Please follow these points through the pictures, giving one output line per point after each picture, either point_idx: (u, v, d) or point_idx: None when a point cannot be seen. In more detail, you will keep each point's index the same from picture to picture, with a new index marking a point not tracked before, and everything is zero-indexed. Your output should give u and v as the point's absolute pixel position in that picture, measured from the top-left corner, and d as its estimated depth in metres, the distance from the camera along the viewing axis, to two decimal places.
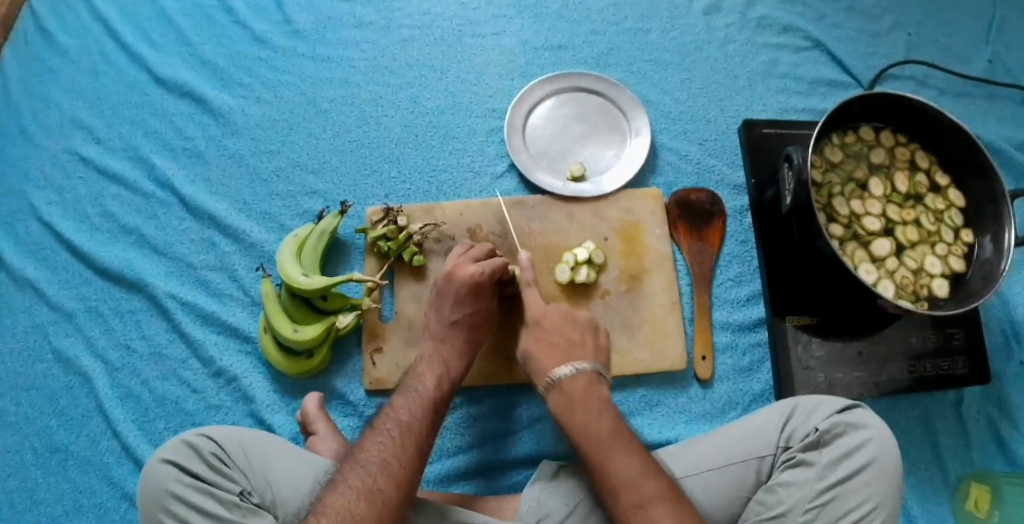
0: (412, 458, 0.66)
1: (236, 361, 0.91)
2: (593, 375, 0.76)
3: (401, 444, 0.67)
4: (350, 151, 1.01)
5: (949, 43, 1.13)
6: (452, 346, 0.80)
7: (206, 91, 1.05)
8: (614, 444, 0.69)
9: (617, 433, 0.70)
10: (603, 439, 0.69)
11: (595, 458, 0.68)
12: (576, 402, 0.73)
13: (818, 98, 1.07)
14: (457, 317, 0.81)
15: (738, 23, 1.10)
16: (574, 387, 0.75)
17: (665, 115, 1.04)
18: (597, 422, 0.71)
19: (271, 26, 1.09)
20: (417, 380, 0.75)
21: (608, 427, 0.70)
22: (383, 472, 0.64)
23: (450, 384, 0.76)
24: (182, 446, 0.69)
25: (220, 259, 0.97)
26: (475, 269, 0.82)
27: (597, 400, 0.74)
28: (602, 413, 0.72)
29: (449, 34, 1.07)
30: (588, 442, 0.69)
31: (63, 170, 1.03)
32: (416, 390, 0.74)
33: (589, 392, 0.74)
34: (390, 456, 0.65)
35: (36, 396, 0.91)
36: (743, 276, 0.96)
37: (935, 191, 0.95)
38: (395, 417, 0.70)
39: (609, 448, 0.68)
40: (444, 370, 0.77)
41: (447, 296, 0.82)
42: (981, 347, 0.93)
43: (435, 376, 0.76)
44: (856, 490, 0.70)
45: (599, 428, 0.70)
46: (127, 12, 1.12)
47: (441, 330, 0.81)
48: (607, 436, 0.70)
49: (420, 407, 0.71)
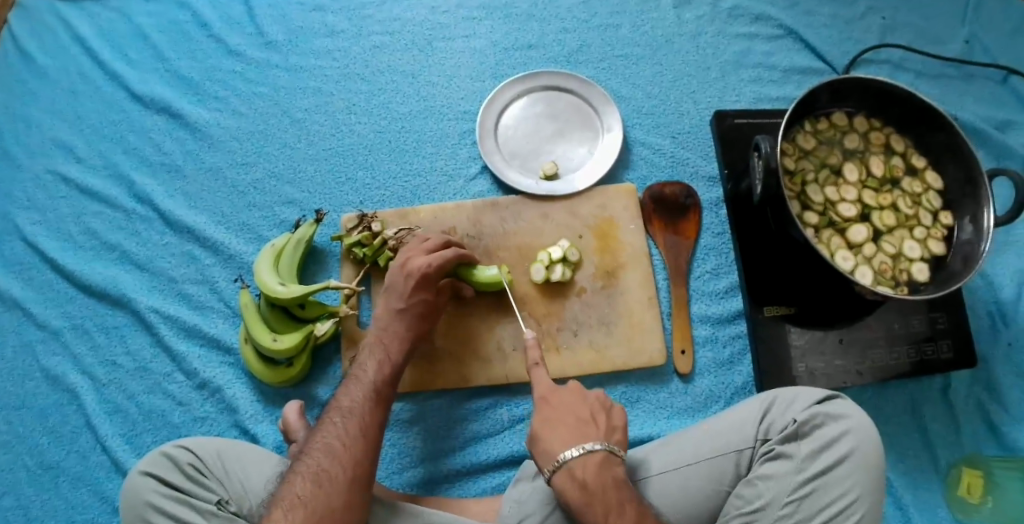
0: (355, 437, 0.67)
1: (219, 372, 0.92)
2: (592, 402, 0.73)
3: (343, 427, 0.68)
4: (325, 160, 1.02)
5: (924, 24, 1.13)
6: (393, 334, 0.78)
7: (182, 106, 1.06)
8: (603, 486, 0.66)
9: (608, 471, 0.67)
10: (592, 479, 0.66)
11: (583, 503, 0.65)
12: (569, 434, 0.69)
13: (792, 86, 1.07)
14: (404, 305, 0.79)
15: (709, 14, 1.10)
16: (567, 417, 0.71)
17: (638, 110, 1.04)
18: (587, 461, 0.67)
19: (244, 39, 1.10)
20: (359, 368, 0.75)
21: (600, 463, 0.67)
22: (326, 455, 0.65)
23: (394, 367, 0.76)
24: (161, 458, 0.72)
25: (201, 272, 0.97)
26: (425, 262, 0.81)
27: (591, 430, 0.70)
28: (596, 447, 0.68)
29: (420, 39, 1.08)
30: (576, 485, 0.66)
31: (45, 190, 1.04)
32: (357, 377, 0.74)
33: (585, 422, 0.70)
34: (332, 439, 0.67)
35: (26, 415, 0.93)
36: (721, 268, 0.96)
37: (912, 173, 0.95)
38: (338, 405, 0.71)
39: (598, 493, 0.65)
40: (383, 355, 0.76)
41: (396, 286, 0.81)
42: (965, 330, 0.93)
43: (377, 361, 0.75)
44: (837, 481, 0.71)
45: (588, 468, 0.67)
46: (104, 31, 1.13)
47: (388, 318, 0.79)
48: (598, 476, 0.66)
49: (362, 391, 0.72)
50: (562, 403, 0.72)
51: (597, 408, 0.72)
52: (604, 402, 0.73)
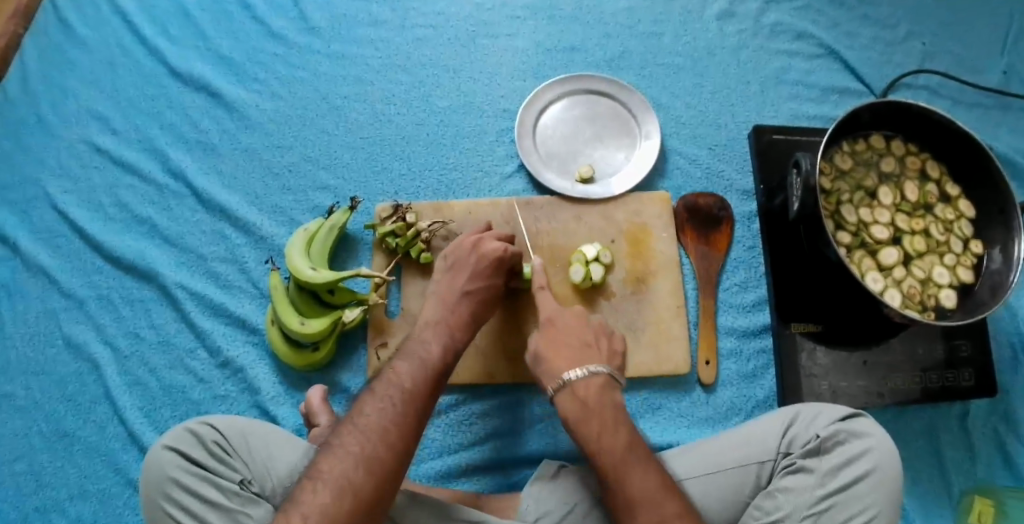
0: (412, 425, 0.66)
1: (243, 352, 0.93)
2: (594, 329, 0.78)
3: (401, 411, 0.66)
4: (361, 148, 1.02)
5: (964, 53, 1.13)
6: (460, 316, 0.78)
7: (221, 85, 1.07)
8: (603, 405, 0.70)
9: (607, 394, 0.71)
10: (593, 400, 0.70)
11: (581, 419, 0.69)
12: (574, 356, 0.74)
13: (830, 106, 1.07)
14: (470, 289, 0.80)
15: (751, 28, 1.10)
16: (570, 342, 0.76)
17: (675, 120, 1.04)
18: (589, 383, 0.71)
19: (287, 23, 1.10)
20: (422, 348, 0.73)
21: (600, 387, 0.71)
22: (382, 440, 0.63)
23: (454, 356, 0.75)
24: (185, 433, 0.72)
25: (231, 251, 0.98)
26: (500, 246, 0.84)
27: (594, 355, 0.75)
28: (598, 369, 0.72)
29: (463, 34, 1.08)
30: (577, 402, 0.70)
31: (78, 159, 1.05)
32: (420, 358, 0.72)
33: (588, 345, 0.76)
34: (389, 423, 0.65)
35: (46, 382, 0.93)
36: (749, 282, 0.96)
37: (946, 200, 0.95)
38: (396, 383, 0.69)
39: (596, 409, 0.69)
40: (449, 338, 0.76)
41: (466, 266, 0.82)
42: (989, 359, 0.93)
43: (440, 345, 0.74)
44: (856, 498, 0.70)
45: (589, 388, 0.71)
46: (146, 5, 1.14)
47: (453, 299, 0.79)
48: (598, 397, 0.70)
49: (422, 376, 0.70)
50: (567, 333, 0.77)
51: (601, 335, 0.78)
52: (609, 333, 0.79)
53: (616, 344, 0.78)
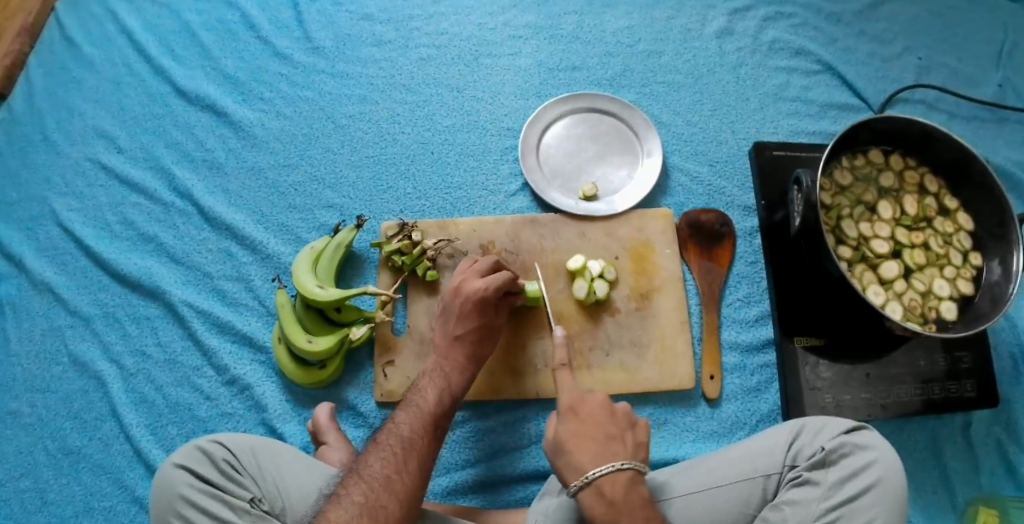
0: (414, 473, 0.68)
1: (250, 370, 0.93)
2: (618, 419, 0.73)
3: (403, 460, 0.68)
4: (367, 167, 1.03)
5: (960, 67, 1.15)
6: (453, 361, 0.80)
7: (227, 104, 1.08)
8: (631, 507, 0.66)
9: (634, 491, 0.67)
10: (620, 500, 0.66)
11: (612, 519, 0.65)
12: (597, 451, 0.69)
13: (828, 121, 1.08)
14: (460, 332, 0.82)
15: (750, 46, 1.12)
16: (592, 432, 0.71)
17: (677, 136, 1.05)
18: (614, 479, 0.67)
19: (292, 42, 1.11)
20: (418, 396, 0.76)
21: (628, 482, 0.68)
22: (387, 489, 0.66)
23: (451, 401, 0.77)
24: (195, 451, 0.73)
25: (237, 269, 0.98)
26: (481, 285, 0.83)
27: (619, 448, 0.70)
28: (624, 466, 0.68)
29: (466, 54, 1.09)
30: (604, 500, 0.66)
31: (84, 177, 1.06)
32: (418, 406, 0.74)
33: (612, 438, 0.71)
34: (392, 472, 0.67)
35: (51, 400, 0.93)
36: (752, 296, 0.97)
37: (944, 214, 0.96)
38: (397, 432, 0.71)
39: (625, 509, 0.66)
40: (444, 384, 0.78)
41: (452, 312, 0.83)
42: (989, 371, 0.94)
43: (437, 392, 0.76)
44: (861, 510, 0.72)
45: (617, 486, 0.67)
46: (151, 25, 1.15)
47: (445, 345, 0.81)
48: (626, 494, 0.67)
49: (423, 424, 0.72)
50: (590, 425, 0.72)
51: (622, 424, 0.73)
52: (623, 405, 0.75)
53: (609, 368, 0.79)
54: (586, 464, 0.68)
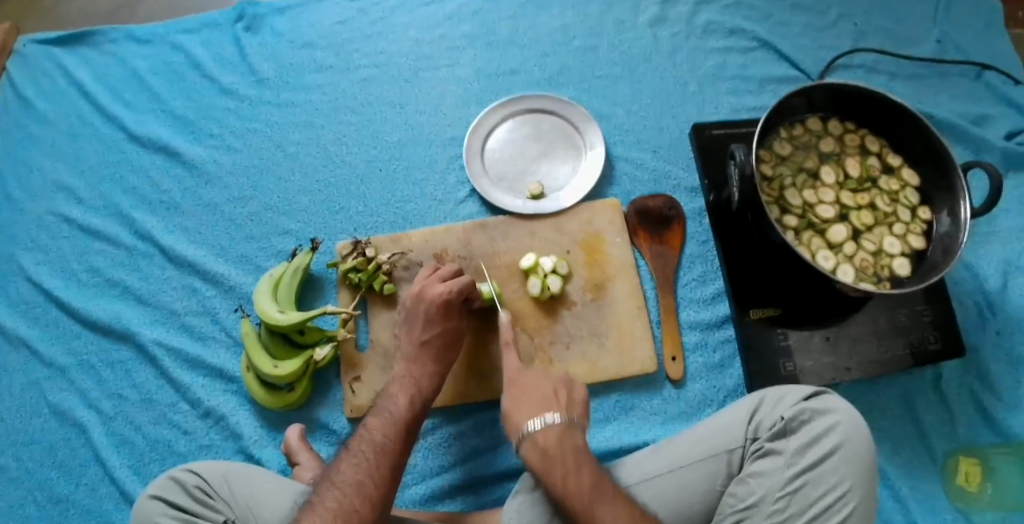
0: (387, 476, 0.69)
1: (223, 400, 0.95)
2: (556, 379, 0.77)
3: (375, 465, 0.69)
4: (319, 191, 1.05)
5: (895, 28, 1.16)
6: (423, 366, 0.82)
7: (179, 144, 1.10)
8: (562, 451, 0.70)
9: (569, 438, 0.72)
10: (553, 446, 0.71)
11: (545, 469, 0.70)
12: (535, 409, 0.74)
13: (768, 95, 1.10)
14: (427, 337, 0.83)
15: (684, 31, 1.14)
16: (530, 395, 0.76)
17: (618, 127, 1.07)
18: (548, 432, 0.72)
19: (237, 77, 1.14)
20: (390, 402, 0.77)
21: (561, 432, 0.72)
22: (359, 494, 0.66)
23: (422, 404, 0.78)
24: (169, 481, 0.75)
25: (202, 304, 1.00)
26: (443, 288, 0.85)
27: (553, 403, 0.75)
28: (554, 418, 0.73)
29: (406, 70, 1.12)
30: (538, 453, 0.71)
31: (47, 230, 1.08)
32: (389, 411, 0.76)
33: (549, 398, 0.75)
34: (365, 477, 0.68)
35: (35, 451, 0.95)
36: (707, 275, 0.98)
37: (888, 172, 0.98)
38: (368, 439, 0.72)
39: (557, 457, 0.70)
40: (415, 390, 0.79)
41: (417, 317, 0.84)
42: (950, 321, 0.95)
43: (407, 396, 0.78)
44: (827, 475, 0.73)
45: (550, 437, 0.71)
46: (100, 74, 1.17)
47: (413, 351, 0.83)
48: (559, 443, 0.71)
49: (394, 429, 0.74)
50: (527, 385, 0.77)
51: (558, 384, 0.77)
52: (577, 429, 0.73)
53: (579, 392, 0.78)
54: (525, 422, 0.74)
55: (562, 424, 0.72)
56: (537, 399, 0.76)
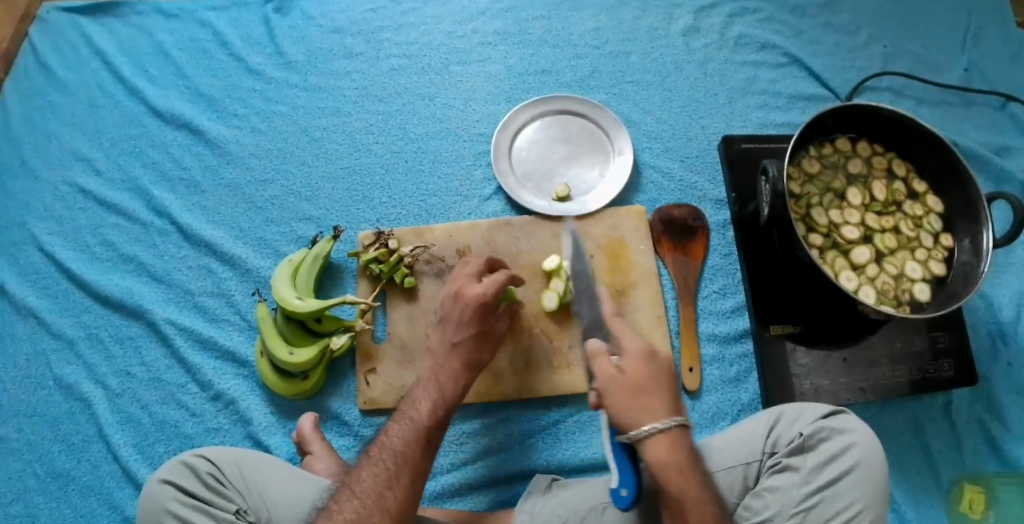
0: (405, 488, 0.67)
1: (234, 384, 0.94)
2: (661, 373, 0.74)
3: (395, 475, 0.68)
4: (342, 179, 1.04)
5: (926, 53, 1.16)
6: (449, 370, 0.79)
7: (202, 122, 1.08)
8: (679, 457, 0.70)
9: (681, 443, 0.71)
10: (669, 452, 0.70)
11: (666, 472, 0.69)
12: (650, 407, 0.71)
13: (796, 112, 1.10)
14: (458, 339, 0.81)
15: (717, 42, 1.13)
16: (640, 392, 0.72)
17: (646, 134, 1.07)
18: (683, 433, 0.71)
19: (265, 58, 1.12)
20: (413, 407, 0.75)
21: (677, 436, 0.71)
22: (377, 506, 0.65)
23: (445, 410, 0.75)
24: (180, 466, 0.74)
25: (217, 285, 0.99)
26: (479, 289, 0.83)
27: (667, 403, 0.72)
28: (673, 422, 0.71)
29: (436, 63, 1.11)
30: (660, 454, 0.69)
31: (63, 200, 1.06)
32: (409, 417, 0.74)
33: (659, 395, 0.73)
34: (384, 488, 0.67)
35: (38, 424, 0.94)
36: (727, 288, 0.98)
37: (914, 197, 0.98)
38: (389, 448, 0.71)
39: (672, 462, 0.69)
40: (438, 395, 0.76)
41: (452, 319, 0.83)
42: (965, 349, 0.95)
43: (430, 402, 0.76)
44: (843, 493, 0.73)
45: (672, 440, 0.70)
46: (125, 46, 1.16)
47: (443, 353, 0.81)
48: (673, 446, 0.70)
49: (414, 437, 0.72)
50: (647, 382, 0.72)
51: (667, 380, 0.74)
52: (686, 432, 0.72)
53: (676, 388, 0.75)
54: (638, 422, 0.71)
55: (678, 429, 0.71)
56: (650, 398, 0.72)
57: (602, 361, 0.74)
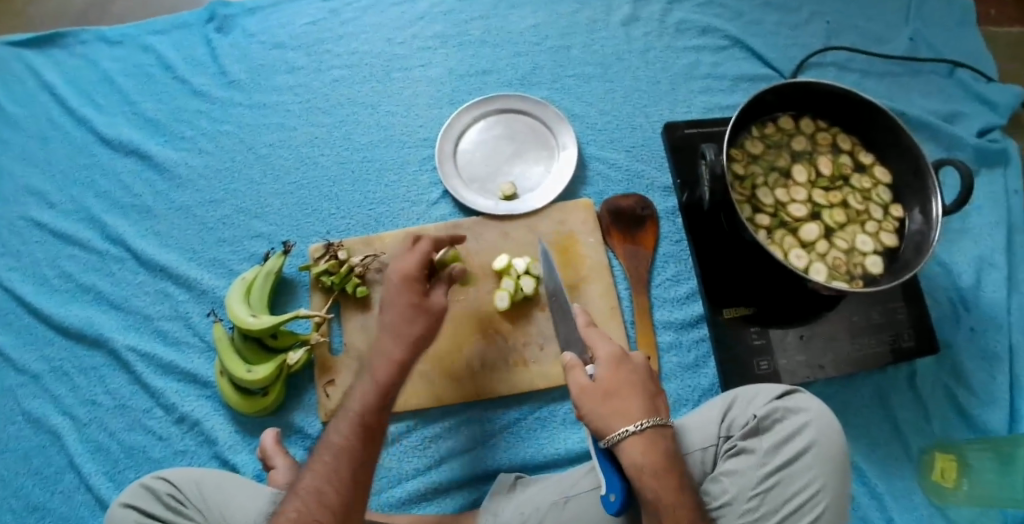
0: (343, 481, 0.67)
1: (197, 405, 0.94)
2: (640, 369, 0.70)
3: (333, 469, 0.68)
4: (291, 193, 1.04)
5: (868, 26, 1.17)
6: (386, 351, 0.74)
7: (150, 147, 1.09)
8: (661, 459, 0.65)
9: (664, 444, 0.66)
10: (653, 452, 0.65)
11: (646, 475, 0.64)
12: (630, 407, 0.66)
13: (741, 94, 1.10)
14: (396, 321, 0.75)
15: (657, 30, 1.14)
16: (622, 389, 0.67)
17: (591, 127, 1.07)
18: (664, 433, 0.67)
19: (208, 79, 1.13)
20: (351, 397, 0.73)
21: (659, 436, 0.66)
22: (317, 503, 0.66)
23: (383, 397, 0.72)
24: (140, 489, 0.75)
25: (175, 308, 0.99)
26: (414, 271, 0.77)
27: (650, 403, 0.68)
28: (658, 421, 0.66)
29: (378, 71, 1.11)
30: (639, 457, 0.64)
31: (19, 236, 1.06)
32: (346, 410, 0.72)
33: (644, 393, 0.68)
34: (321, 484, 0.67)
35: (7, 460, 0.94)
36: (681, 274, 0.98)
37: (861, 170, 0.98)
38: (329, 444, 0.70)
39: (656, 464, 0.65)
40: (373, 383, 0.72)
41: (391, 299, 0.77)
42: (922, 318, 0.95)
43: (366, 389, 0.72)
44: (800, 473, 0.73)
45: (655, 439, 0.66)
46: (70, 77, 1.16)
47: (381, 336, 0.75)
48: (656, 448, 0.65)
49: (349, 428, 0.70)
50: (623, 383, 0.67)
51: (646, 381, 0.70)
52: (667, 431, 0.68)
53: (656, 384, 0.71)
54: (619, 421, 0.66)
55: (662, 428, 0.67)
56: (633, 394, 0.67)
57: (576, 371, 0.69)
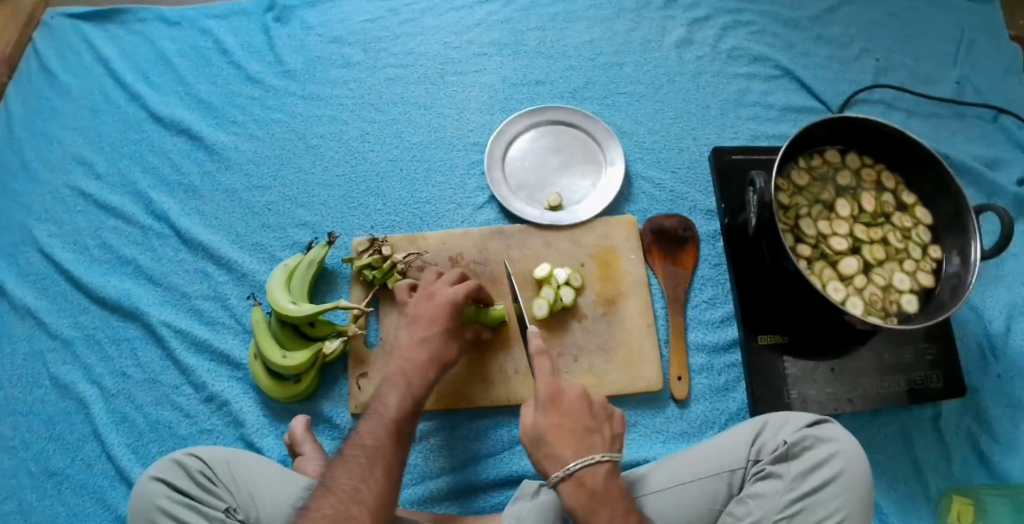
0: (380, 481, 0.69)
1: (228, 386, 0.95)
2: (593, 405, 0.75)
3: (369, 469, 0.69)
4: (339, 186, 1.06)
5: (918, 67, 1.18)
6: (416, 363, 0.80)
7: (201, 128, 1.10)
8: (605, 496, 0.69)
9: (613, 480, 0.71)
10: (597, 489, 0.69)
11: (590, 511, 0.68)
12: (574, 443, 0.71)
13: (788, 124, 1.11)
14: (423, 335, 0.82)
15: (709, 55, 1.15)
16: (570, 425, 0.72)
17: (638, 145, 1.08)
18: (594, 471, 0.70)
19: (264, 66, 1.14)
20: (381, 402, 0.76)
21: (607, 473, 0.71)
22: (355, 502, 0.67)
23: (413, 404, 0.77)
24: (171, 463, 0.75)
25: (214, 289, 1.01)
26: (452, 292, 0.85)
27: (596, 439, 0.72)
28: (602, 457, 0.70)
29: (432, 72, 1.13)
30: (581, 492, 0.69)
31: (63, 203, 1.08)
32: (378, 413, 0.75)
33: (591, 431, 0.72)
34: (359, 482, 0.68)
35: (34, 422, 0.95)
36: (717, 298, 0.99)
37: (903, 208, 0.99)
38: (361, 444, 0.72)
39: (601, 501, 0.69)
40: (405, 390, 0.78)
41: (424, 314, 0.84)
42: (954, 362, 0.96)
43: (398, 395, 0.77)
44: (825, 501, 0.74)
45: (597, 476, 0.70)
46: (127, 52, 1.18)
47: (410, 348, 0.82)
48: (602, 484, 0.70)
49: (384, 431, 0.73)
50: (565, 416, 0.72)
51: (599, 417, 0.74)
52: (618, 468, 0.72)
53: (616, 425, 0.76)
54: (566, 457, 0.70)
55: (609, 465, 0.71)
56: (580, 431, 0.72)
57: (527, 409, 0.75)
